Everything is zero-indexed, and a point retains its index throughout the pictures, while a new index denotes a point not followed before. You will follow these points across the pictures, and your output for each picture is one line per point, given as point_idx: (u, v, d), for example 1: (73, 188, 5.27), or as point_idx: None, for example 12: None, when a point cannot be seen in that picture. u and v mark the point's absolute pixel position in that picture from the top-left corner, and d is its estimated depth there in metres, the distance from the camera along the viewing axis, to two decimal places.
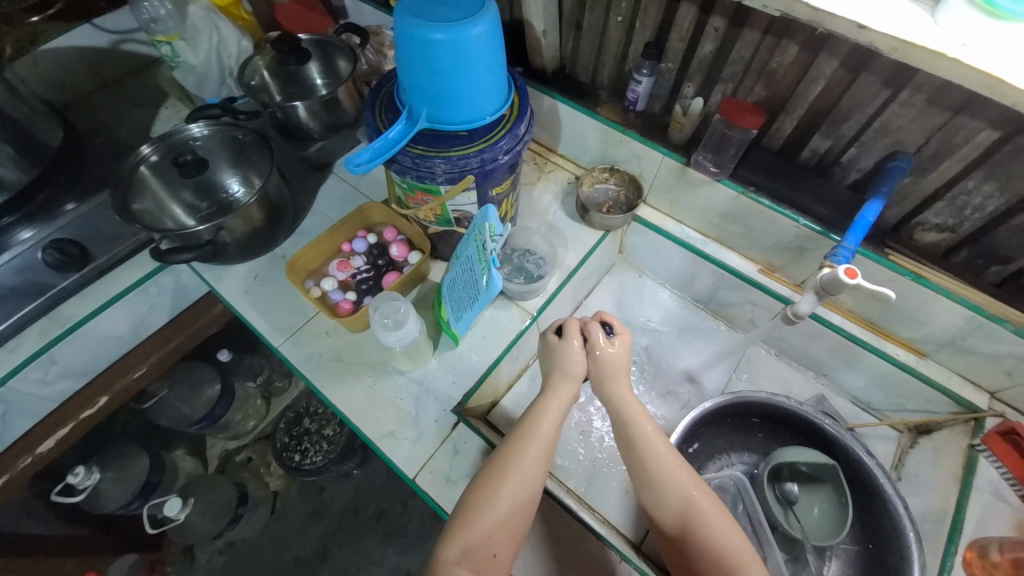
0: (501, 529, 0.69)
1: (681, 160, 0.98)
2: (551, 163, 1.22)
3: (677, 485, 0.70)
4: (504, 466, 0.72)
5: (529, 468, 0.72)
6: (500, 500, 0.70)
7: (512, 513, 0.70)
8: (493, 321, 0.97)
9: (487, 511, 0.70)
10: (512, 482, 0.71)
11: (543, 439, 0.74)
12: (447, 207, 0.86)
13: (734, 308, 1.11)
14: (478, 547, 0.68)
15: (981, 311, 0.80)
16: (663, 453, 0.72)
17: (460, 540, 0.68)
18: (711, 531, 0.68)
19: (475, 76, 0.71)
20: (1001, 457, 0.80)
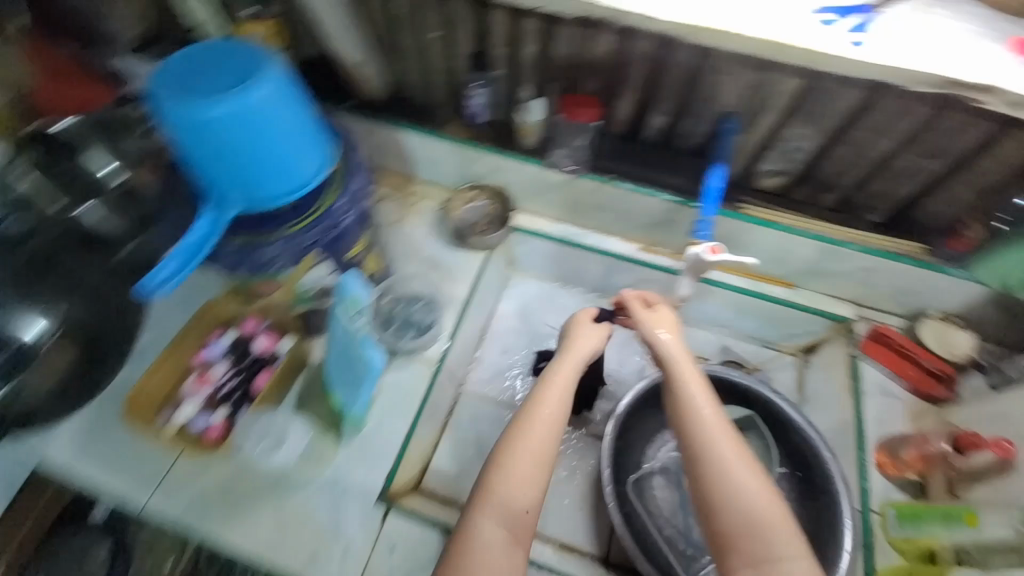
0: (525, 485, 0.64)
1: (538, 164, 0.96)
2: (413, 192, 1.13)
3: (707, 437, 0.62)
4: (521, 422, 0.68)
5: (550, 420, 0.68)
6: (523, 455, 0.65)
7: (534, 466, 0.66)
8: (395, 386, 0.88)
9: (510, 467, 0.65)
10: (535, 436, 0.67)
11: (562, 389, 0.71)
12: (300, 287, 0.75)
13: (630, 288, 1.12)
14: (506, 505, 0.63)
15: (827, 240, 0.88)
16: (696, 400, 0.66)
17: (486, 501, 0.64)
18: (740, 491, 0.59)
19: (280, 146, 0.60)
20: (877, 359, 0.94)
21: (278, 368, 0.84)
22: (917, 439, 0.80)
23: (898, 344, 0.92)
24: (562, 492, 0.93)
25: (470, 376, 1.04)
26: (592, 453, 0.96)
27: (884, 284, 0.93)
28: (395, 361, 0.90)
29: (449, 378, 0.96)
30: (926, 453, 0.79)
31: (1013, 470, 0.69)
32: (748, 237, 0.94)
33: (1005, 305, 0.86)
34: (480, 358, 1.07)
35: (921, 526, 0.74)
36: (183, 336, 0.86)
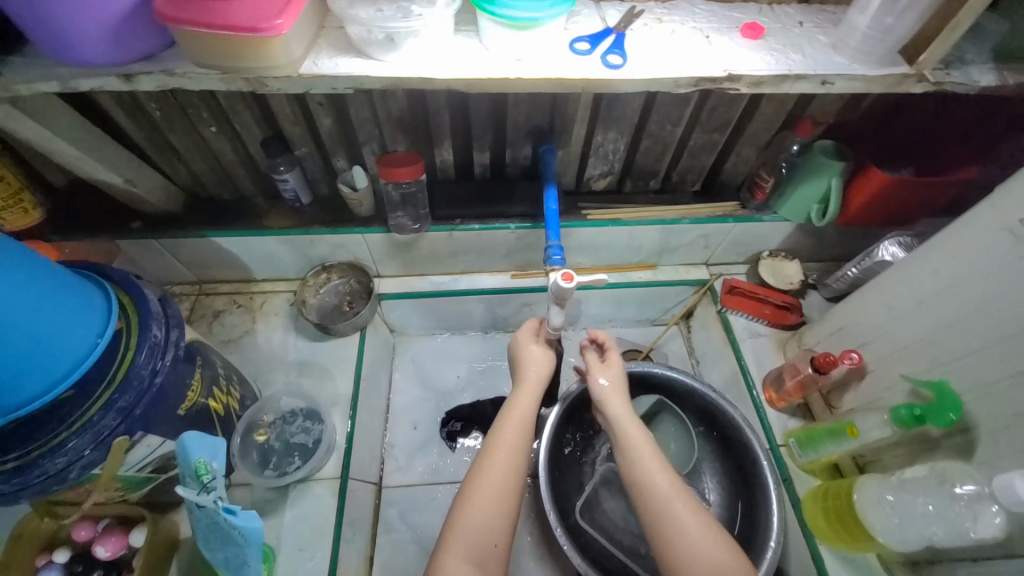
0: (493, 516, 0.61)
1: (382, 230, 0.91)
2: (257, 295, 1.00)
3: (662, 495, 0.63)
4: (489, 455, 0.66)
5: (518, 451, 0.66)
6: (493, 483, 0.63)
7: (498, 496, 0.62)
8: (299, 523, 0.76)
9: (480, 498, 0.62)
10: (505, 464, 0.65)
11: (527, 420, 0.70)
12: (124, 476, 0.60)
13: (517, 315, 1.12)
14: (472, 537, 0.59)
15: (663, 221, 0.96)
16: (645, 454, 0.68)
17: (455, 537, 0.59)
18: (698, 545, 0.59)
19: (13, 342, 0.46)
20: (738, 308, 1.02)
21: (136, 567, 0.66)
22: (790, 367, 0.88)
23: (750, 289, 1.02)
24: (518, 549, 0.88)
25: (385, 468, 0.94)
26: (535, 495, 0.93)
27: (722, 242, 1.03)
28: (291, 494, 0.78)
29: (362, 484, 0.86)
30: (801, 381, 0.86)
31: (867, 373, 0.77)
32: (601, 237, 0.98)
33: (813, 230, 1.00)
34: (390, 444, 0.97)
35: (818, 449, 0.80)
36: None
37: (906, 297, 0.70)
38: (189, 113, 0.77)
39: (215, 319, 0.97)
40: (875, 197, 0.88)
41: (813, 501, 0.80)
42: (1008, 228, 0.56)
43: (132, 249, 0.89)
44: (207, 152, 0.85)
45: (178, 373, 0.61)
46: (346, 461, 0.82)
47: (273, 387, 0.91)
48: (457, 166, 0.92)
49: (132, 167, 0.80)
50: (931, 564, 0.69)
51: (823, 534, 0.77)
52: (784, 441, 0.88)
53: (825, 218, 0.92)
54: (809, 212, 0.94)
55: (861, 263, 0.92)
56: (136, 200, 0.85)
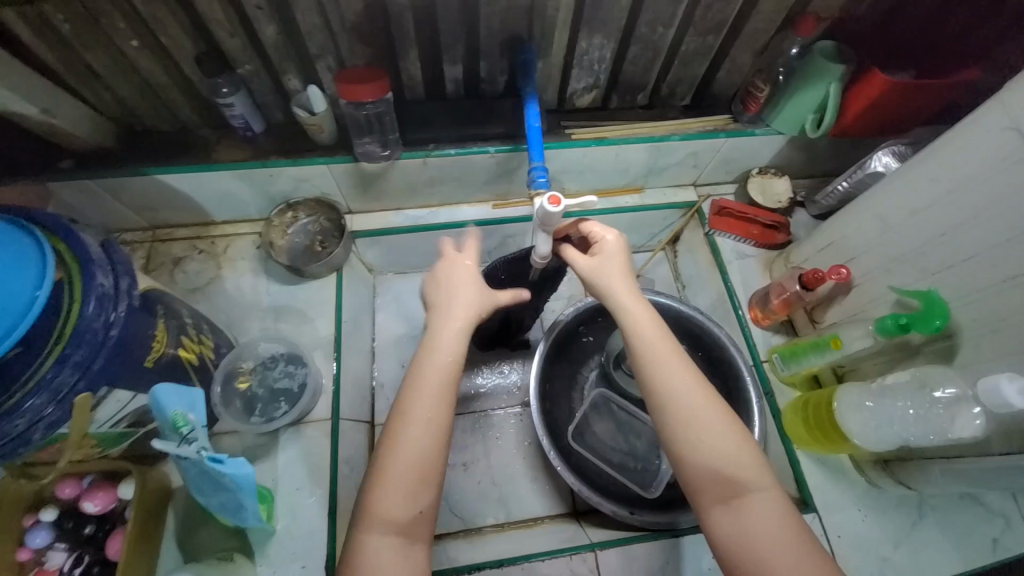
0: (415, 481, 0.52)
1: (348, 159, 0.83)
2: (219, 238, 0.93)
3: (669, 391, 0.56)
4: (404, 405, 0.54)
5: (436, 402, 0.54)
6: (410, 450, 0.52)
7: (428, 451, 0.53)
8: (293, 464, 0.76)
9: (395, 465, 0.52)
10: (424, 413, 0.54)
11: (448, 358, 0.57)
12: (98, 433, 0.57)
13: (501, 248, 1.07)
14: (389, 507, 0.51)
15: (652, 139, 0.90)
16: (659, 346, 0.58)
17: (371, 513, 0.51)
18: (712, 441, 0.54)
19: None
20: (726, 230, 1.00)
21: (131, 517, 0.65)
22: (777, 285, 0.88)
23: (738, 209, 0.99)
24: (513, 472, 0.91)
25: (376, 407, 0.94)
26: (527, 422, 0.95)
27: (712, 160, 0.98)
28: (282, 438, 0.77)
29: (353, 423, 0.85)
30: (787, 299, 0.86)
31: (853, 287, 0.78)
32: (586, 160, 0.92)
33: (805, 144, 0.96)
34: (379, 383, 0.96)
35: (800, 362, 0.82)
36: None
37: (901, 208, 0.68)
38: (101, 24, 0.65)
39: (175, 266, 0.90)
40: (873, 103, 0.82)
41: (793, 412, 0.83)
42: (1016, 127, 0.53)
43: (65, 193, 0.79)
44: (133, 74, 0.73)
45: (137, 324, 0.56)
46: (335, 403, 0.80)
47: (249, 335, 0.87)
48: (426, 83, 0.83)
49: (47, 95, 0.69)
50: (901, 461, 0.74)
51: (800, 439, 0.81)
52: (768, 357, 0.90)
53: (820, 128, 0.87)
54: (804, 122, 0.89)
55: (852, 176, 0.88)
56: (59, 135, 0.74)
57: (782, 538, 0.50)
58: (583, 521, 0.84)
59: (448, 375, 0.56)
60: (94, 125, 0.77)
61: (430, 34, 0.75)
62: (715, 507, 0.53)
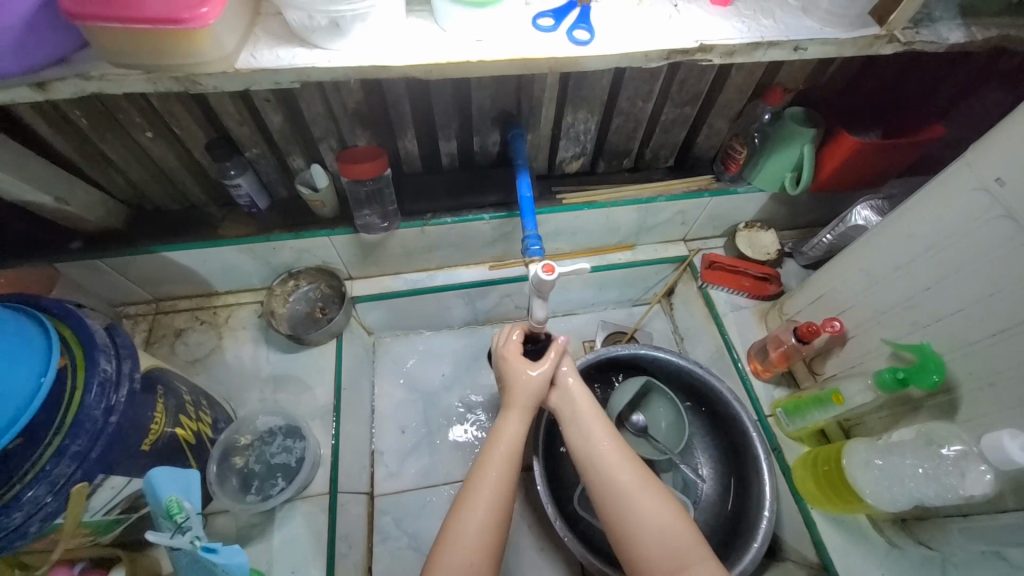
0: (470, 552, 0.57)
1: (349, 231, 0.86)
2: (222, 309, 0.94)
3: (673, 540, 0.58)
4: (472, 483, 0.62)
5: (499, 488, 0.61)
6: (474, 523, 0.59)
7: (488, 528, 0.59)
8: (289, 543, 0.73)
9: (466, 539, 0.58)
10: (484, 497, 0.60)
11: (507, 450, 0.64)
12: (92, 523, 0.55)
13: (498, 307, 1.08)
14: (452, 570, 0.56)
15: (640, 200, 0.94)
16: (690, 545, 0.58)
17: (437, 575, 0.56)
18: None
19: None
20: (718, 283, 1.02)
21: None
22: (773, 338, 0.89)
23: (729, 264, 1.01)
24: (519, 542, 0.87)
25: (375, 476, 0.92)
26: (530, 487, 0.92)
27: (699, 216, 1.02)
28: (278, 515, 0.75)
29: (352, 495, 0.83)
30: (785, 352, 0.86)
31: (848, 339, 0.78)
32: (579, 222, 0.96)
33: (787, 199, 1.00)
34: (378, 450, 0.94)
35: (804, 417, 0.81)
36: None
37: (884, 262, 0.70)
38: (119, 118, 0.70)
39: (177, 338, 0.91)
40: (845, 163, 0.87)
41: (805, 470, 0.80)
42: (982, 188, 0.56)
43: (73, 272, 0.82)
44: (146, 160, 0.78)
45: (136, 406, 0.56)
46: (333, 475, 0.78)
47: (248, 406, 0.86)
48: (424, 156, 0.87)
49: (64, 184, 0.73)
50: (919, 520, 0.72)
51: (812, 498, 0.79)
52: (771, 411, 0.89)
53: (799, 186, 0.92)
54: (782, 180, 0.94)
55: (835, 229, 0.92)
56: (73, 219, 0.78)
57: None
58: None
59: (513, 458, 0.64)
60: (107, 207, 0.80)
61: (426, 115, 0.81)
62: None
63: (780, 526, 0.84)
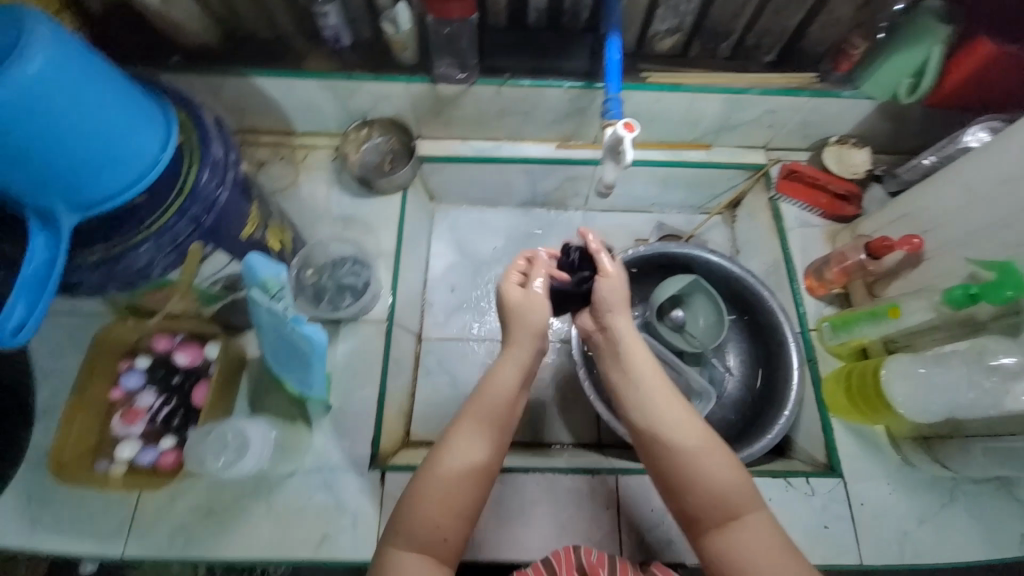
0: (440, 513, 0.54)
1: (426, 80, 0.86)
2: (300, 148, 0.99)
3: (705, 501, 0.54)
4: (438, 449, 0.58)
5: (474, 449, 0.58)
6: (450, 466, 0.56)
7: (467, 483, 0.56)
8: (350, 356, 0.83)
9: (436, 489, 0.55)
10: (461, 449, 0.57)
11: (498, 397, 0.61)
12: (199, 287, 0.65)
13: (558, 191, 1.09)
14: (421, 523, 0.53)
15: (730, 90, 0.88)
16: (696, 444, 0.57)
17: (405, 524, 0.54)
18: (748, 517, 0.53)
19: (94, 124, 0.48)
20: (794, 195, 0.97)
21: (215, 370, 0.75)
22: (835, 255, 0.87)
23: (808, 177, 0.95)
24: (545, 400, 0.96)
25: (424, 322, 1.01)
26: (562, 358, 0.98)
27: (790, 120, 0.94)
28: (340, 332, 0.85)
29: (404, 330, 0.92)
30: (847, 267, 0.85)
31: (923, 260, 0.75)
32: (658, 107, 0.91)
33: (893, 113, 0.91)
34: (428, 302, 1.03)
35: (852, 330, 0.81)
36: (88, 375, 0.76)
37: (990, 176, 0.65)
38: None
39: (260, 168, 0.97)
40: (977, 71, 0.78)
41: (835, 382, 0.82)
42: None
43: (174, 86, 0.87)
44: None
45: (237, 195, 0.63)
46: (393, 307, 0.87)
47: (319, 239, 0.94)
48: (512, 7, 0.83)
49: None
50: (942, 439, 0.72)
51: (838, 407, 0.81)
52: (816, 325, 0.89)
53: (914, 94, 0.84)
54: (896, 87, 0.86)
55: (941, 149, 0.84)
56: (174, 28, 0.81)
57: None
58: (606, 452, 0.90)
59: (503, 406, 0.61)
60: (205, 24, 0.83)
61: None
62: None
63: (796, 430, 0.87)
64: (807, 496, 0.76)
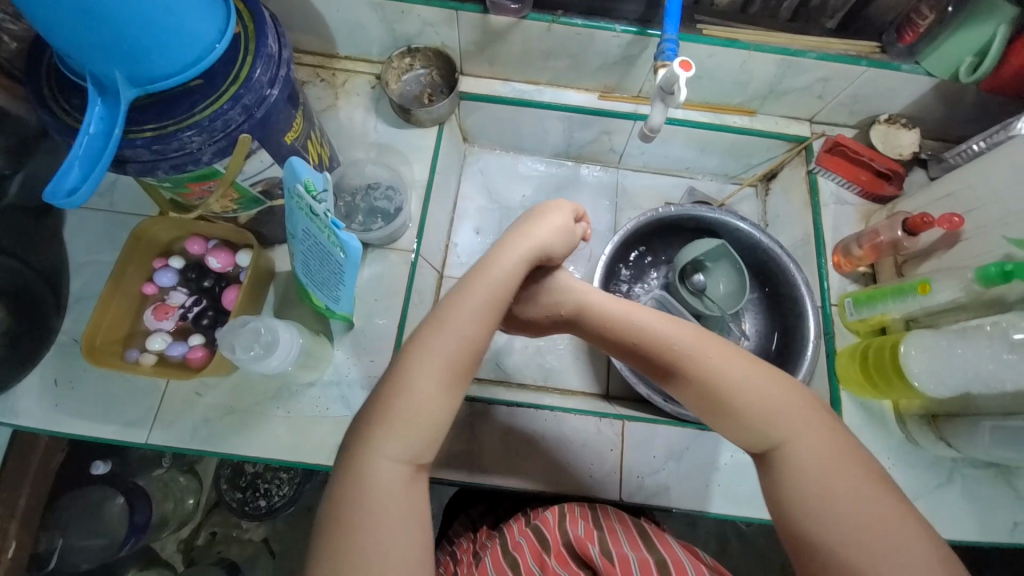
0: (429, 403, 0.51)
1: (478, 10, 0.84)
2: (340, 72, 0.98)
3: (743, 404, 0.54)
4: (421, 341, 0.53)
5: (465, 345, 0.53)
6: (438, 358, 0.52)
7: (453, 373, 0.52)
8: (375, 280, 0.85)
9: (422, 381, 0.51)
10: (446, 345, 0.52)
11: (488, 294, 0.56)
12: (240, 186, 0.65)
13: (593, 145, 1.07)
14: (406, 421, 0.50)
15: (786, 51, 0.85)
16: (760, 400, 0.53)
17: (387, 420, 0.50)
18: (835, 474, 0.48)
19: None
20: (833, 170, 0.95)
21: (246, 277, 0.77)
22: (866, 232, 0.86)
23: (852, 152, 0.93)
24: (559, 348, 0.97)
25: (447, 260, 1.02)
26: None
27: (842, 92, 0.92)
28: (368, 255, 0.86)
29: (429, 263, 0.93)
30: (877, 244, 0.84)
31: (960, 240, 0.75)
32: (710, 64, 0.89)
33: (949, 95, 0.88)
34: (453, 242, 1.03)
35: (875, 307, 0.81)
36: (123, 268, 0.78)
37: None
38: None
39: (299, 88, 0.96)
40: None
41: (850, 356, 0.82)
42: None
43: None
44: None
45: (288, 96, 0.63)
46: (421, 237, 0.88)
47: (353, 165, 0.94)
48: None
49: None
50: (951, 417, 0.73)
51: (849, 381, 0.82)
52: (838, 301, 0.89)
53: (976, 74, 0.80)
54: (958, 66, 0.82)
55: (991, 137, 0.81)
56: None
57: (857, 495, 0.47)
58: (614, 403, 0.91)
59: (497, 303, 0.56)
60: None
61: None
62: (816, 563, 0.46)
63: None
64: None
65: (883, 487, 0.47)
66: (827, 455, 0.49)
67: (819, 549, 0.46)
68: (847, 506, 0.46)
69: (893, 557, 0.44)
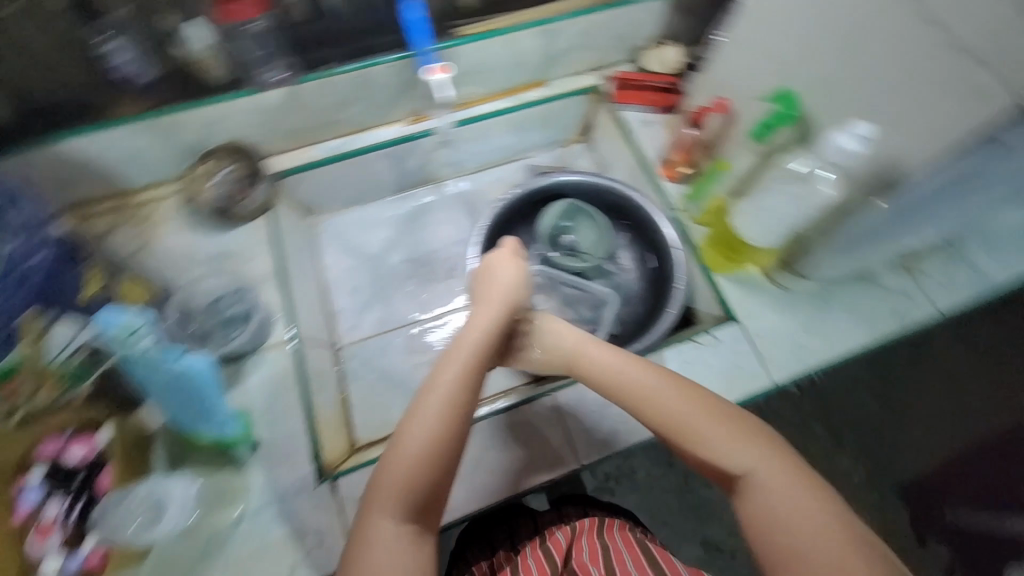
0: (410, 467, 0.57)
1: (250, 92, 0.85)
2: (143, 203, 0.92)
3: (664, 412, 0.64)
4: (405, 421, 0.61)
5: (445, 406, 0.61)
6: (422, 426, 0.59)
7: (437, 436, 0.59)
8: (264, 383, 0.80)
9: (406, 448, 0.58)
10: (426, 413, 0.60)
11: (463, 361, 0.66)
12: (55, 369, 0.68)
13: (427, 166, 1.10)
14: (408, 493, 0.57)
15: (540, 23, 0.93)
16: (670, 403, 0.64)
17: (379, 495, 0.57)
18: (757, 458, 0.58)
19: None
20: (629, 102, 1.05)
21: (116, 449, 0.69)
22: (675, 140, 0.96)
23: (637, 84, 1.05)
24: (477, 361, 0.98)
25: (337, 330, 1.00)
26: None
27: (604, 38, 1.02)
28: (248, 364, 0.81)
29: (314, 342, 0.91)
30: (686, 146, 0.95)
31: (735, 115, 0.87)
32: (486, 57, 0.95)
33: (685, 8, 1.01)
34: (336, 310, 1.01)
35: (705, 195, 0.92)
36: None
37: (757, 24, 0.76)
38: None
39: (100, 236, 0.88)
40: None
41: (711, 246, 0.90)
42: None
43: None
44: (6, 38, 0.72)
45: None
46: (292, 321, 0.86)
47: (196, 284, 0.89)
48: (310, 1, 0.84)
49: None
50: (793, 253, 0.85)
51: (720, 266, 0.89)
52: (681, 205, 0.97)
53: None
54: None
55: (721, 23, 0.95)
56: None
57: (773, 470, 0.57)
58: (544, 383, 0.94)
59: (469, 361, 0.66)
60: None
61: None
62: (765, 536, 0.55)
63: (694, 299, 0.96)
64: (716, 346, 0.84)
65: (779, 455, 0.59)
66: (745, 445, 0.60)
67: (764, 546, 0.55)
68: (778, 497, 0.55)
69: (795, 514, 0.54)
